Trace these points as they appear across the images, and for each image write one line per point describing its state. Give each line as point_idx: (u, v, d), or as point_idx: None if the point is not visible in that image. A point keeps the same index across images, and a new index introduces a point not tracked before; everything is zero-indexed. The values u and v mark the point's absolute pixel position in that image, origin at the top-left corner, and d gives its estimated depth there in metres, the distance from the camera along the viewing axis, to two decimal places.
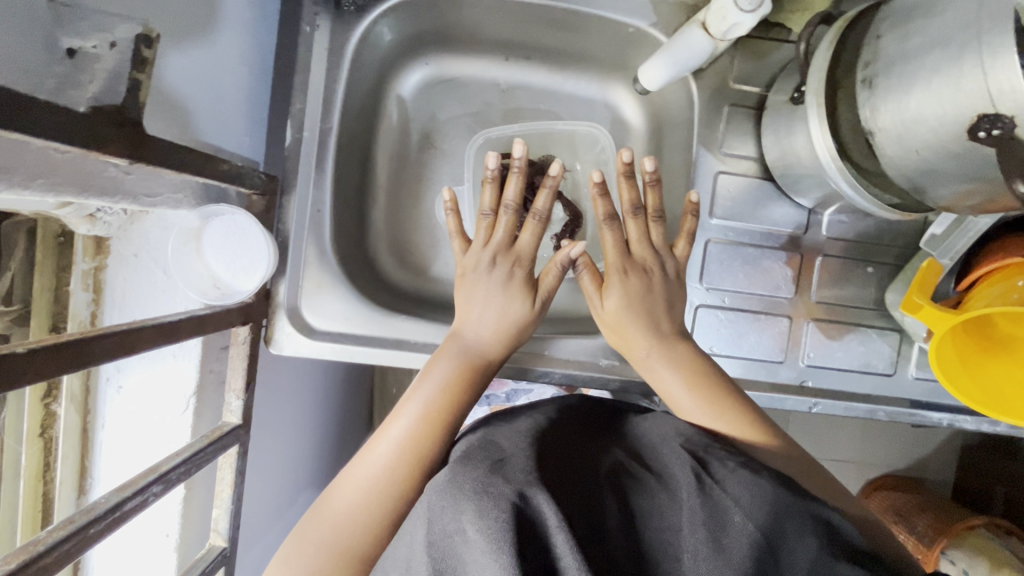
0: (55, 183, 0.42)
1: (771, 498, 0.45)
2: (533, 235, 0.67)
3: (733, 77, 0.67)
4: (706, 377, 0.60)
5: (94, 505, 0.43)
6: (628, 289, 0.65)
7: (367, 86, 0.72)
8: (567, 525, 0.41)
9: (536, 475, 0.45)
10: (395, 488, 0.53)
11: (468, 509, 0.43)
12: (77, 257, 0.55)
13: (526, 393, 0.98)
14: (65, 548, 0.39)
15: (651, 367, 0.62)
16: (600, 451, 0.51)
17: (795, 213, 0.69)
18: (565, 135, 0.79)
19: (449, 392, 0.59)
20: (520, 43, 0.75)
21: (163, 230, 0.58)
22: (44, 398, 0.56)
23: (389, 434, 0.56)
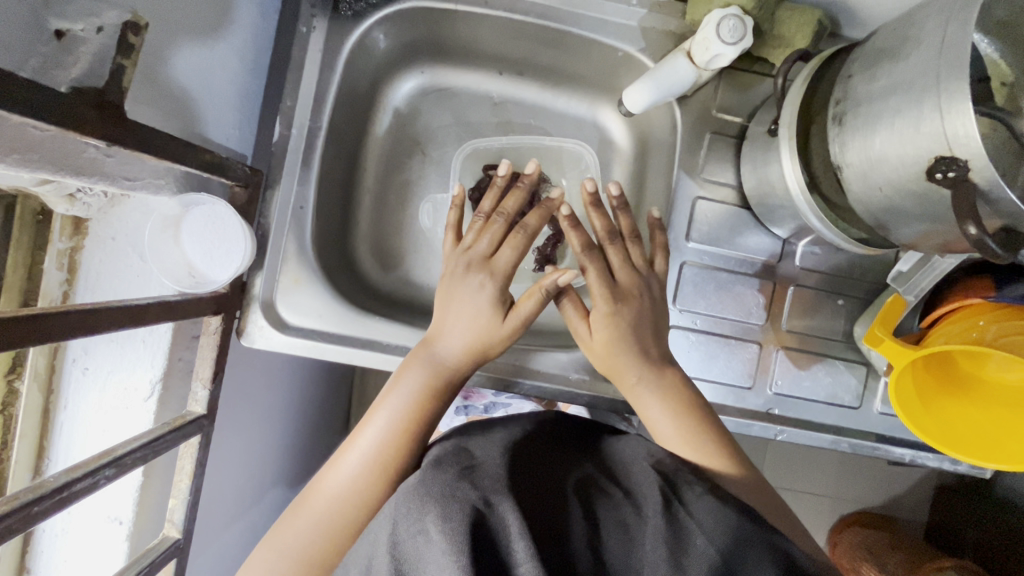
0: (32, 161, 0.42)
1: (733, 526, 0.45)
2: (513, 252, 0.65)
3: (716, 106, 0.69)
4: (691, 409, 0.60)
5: (42, 482, 0.43)
6: (618, 322, 0.62)
7: (360, 91, 0.74)
8: (528, 534, 0.41)
9: (504, 484, 0.46)
10: (363, 501, 0.54)
11: (434, 510, 0.43)
12: (54, 236, 0.56)
13: (505, 407, 0.98)
14: (6, 524, 0.39)
15: (637, 394, 0.61)
16: (567, 467, 0.51)
17: (769, 242, 0.70)
18: (552, 150, 0.82)
19: (416, 405, 0.59)
20: (513, 59, 0.77)
21: (143, 215, 0.59)
22: (8, 374, 0.56)
23: (360, 443, 0.57)
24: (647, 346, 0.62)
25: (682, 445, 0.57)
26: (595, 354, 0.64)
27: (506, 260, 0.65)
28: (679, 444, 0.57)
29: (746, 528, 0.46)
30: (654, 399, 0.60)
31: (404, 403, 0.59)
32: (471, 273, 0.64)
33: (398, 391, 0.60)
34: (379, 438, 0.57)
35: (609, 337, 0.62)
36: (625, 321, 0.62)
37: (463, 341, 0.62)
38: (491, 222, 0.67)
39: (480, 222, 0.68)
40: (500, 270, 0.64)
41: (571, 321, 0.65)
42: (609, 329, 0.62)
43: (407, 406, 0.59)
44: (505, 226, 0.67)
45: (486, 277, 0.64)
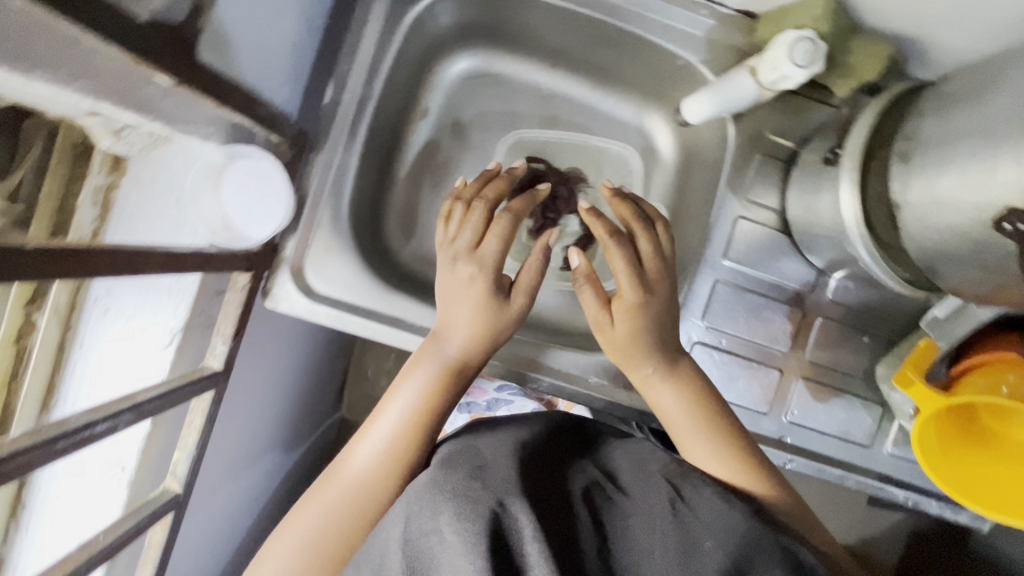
0: (95, 92, 0.41)
1: (746, 531, 0.45)
2: (498, 240, 0.61)
3: (770, 127, 0.68)
4: (706, 405, 0.60)
5: (64, 420, 0.42)
6: (640, 312, 0.60)
7: (413, 65, 0.73)
8: (541, 536, 0.41)
9: (517, 484, 0.45)
10: (375, 498, 0.54)
11: (450, 510, 0.43)
12: (92, 169, 0.50)
13: (507, 405, 0.98)
14: (30, 457, 0.38)
15: (649, 384, 0.62)
16: (577, 472, 0.51)
17: (804, 270, 0.70)
18: (596, 151, 0.81)
19: (427, 399, 0.58)
20: (568, 53, 0.76)
21: (184, 159, 0.57)
22: (28, 305, 0.49)
23: (371, 436, 0.57)
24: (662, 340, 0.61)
25: (700, 445, 0.58)
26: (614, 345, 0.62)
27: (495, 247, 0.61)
28: (697, 443, 0.58)
29: (760, 531, 0.45)
30: (666, 391, 0.61)
31: (415, 395, 0.58)
32: (464, 262, 0.61)
33: (409, 385, 0.59)
34: (393, 428, 0.57)
35: (629, 326, 0.60)
36: (647, 310, 0.60)
37: (468, 333, 0.61)
38: (473, 208, 0.63)
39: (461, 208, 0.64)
40: (488, 260, 0.60)
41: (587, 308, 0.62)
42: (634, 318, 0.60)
43: (418, 398, 0.58)
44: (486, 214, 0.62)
45: (476, 269, 0.60)
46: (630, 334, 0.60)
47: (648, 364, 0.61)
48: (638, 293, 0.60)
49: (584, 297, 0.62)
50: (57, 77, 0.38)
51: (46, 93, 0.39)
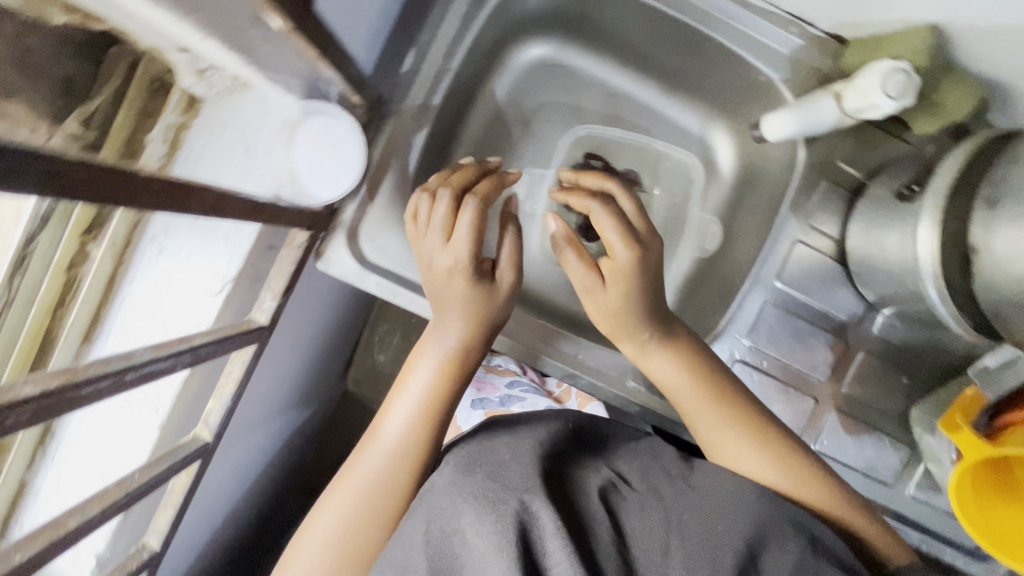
0: (205, 25, 0.41)
1: (761, 514, 0.48)
2: (470, 221, 0.59)
3: (840, 155, 0.68)
4: (701, 367, 0.61)
5: (132, 354, 0.40)
6: (630, 272, 0.59)
7: (490, 45, 0.72)
8: (563, 532, 0.43)
9: (536, 480, 0.46)
10: (393, 496, 0.55)
11: (478, 506, 0.45)
12: (167, 106, 0.49)
13: (520, 402, 0.97)
14: (107, 384, 0.37)
15: (645, 351, 0.61)
16: (589, 469, 0.51)
17: (854, 303, 0.69)
18: (657, 156, 0.81)
19: (433, 394, 0.60)
20: (643, 55, 0.76)
21: (260, 109, 0.56)
22: (85, 233, 0.49)
23: (382, 437, 0.58)
24: (654, 307, 0.61)
25: (709, 412, 0.58)
26: (610, 312, 0.61)
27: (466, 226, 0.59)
28: (709, 414, 0.58)
29: (773, 513, 0.48)
30: (660, 357, 0.61)
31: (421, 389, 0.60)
32: (441, 251, 0.59)
33: (414, 380, 0.60)
34: (403, 424, 0.58)
35: (625, 290, 0.59)
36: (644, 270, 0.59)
37: (463, 323, 0.61)
38: (440, 198, 0.61)
39: (427, 199, 0.62)
40: (463, 251, 0.59)
41: (581, 281, 0.61)
42: (624, 277, 0.59)
43: (424, 392, 0.60)
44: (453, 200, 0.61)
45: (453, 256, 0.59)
46: (621, 296, 0.59)
47: (642, 330, 0.60)
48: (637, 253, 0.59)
49: (579, 267, 0.60)
50: (176, 5, 0.38)
51: (152, 13, 0.39)
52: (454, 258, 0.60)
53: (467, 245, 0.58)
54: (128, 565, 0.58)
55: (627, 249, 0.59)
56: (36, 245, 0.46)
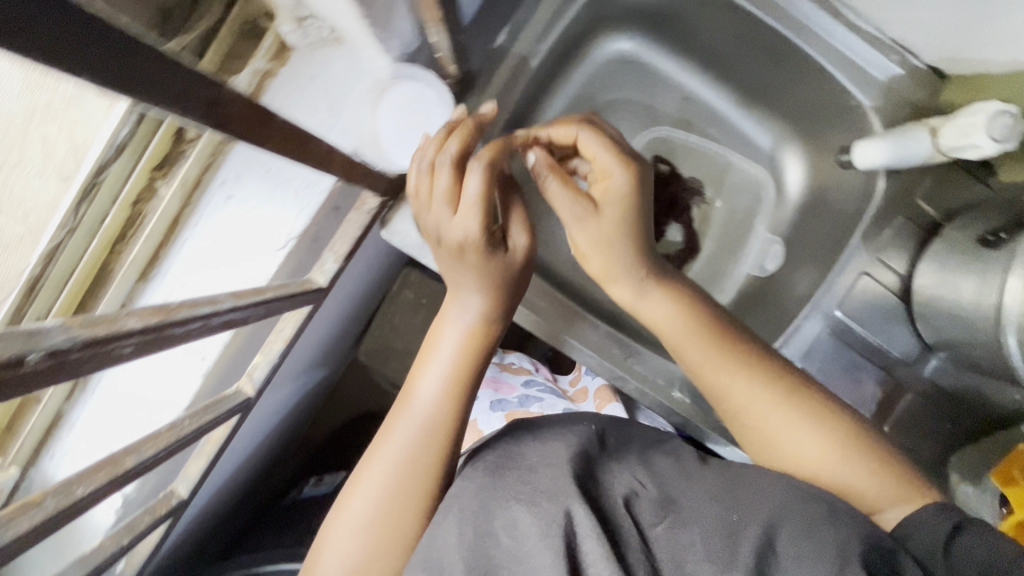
0: None
1: (778, 502, 0.46)
2: (480, 182, 0.54)
3: (919, 193, 0.67)
4: (694, 309, 0.60)
5: (215, 300, 0.39)
6: (624, 198, 0.58)
7: (578, 33, 0.71)
8: (599, 534, 0.43)
9: (571, 480, 0.47)
10: (423, 478, 0.54)
11: (519, 510, 0.45)
12: (256, 53, 0.44)
13: (538, 403, 0.95)
14: (192, 327, 0.34)
15: (640, 291, 0.61)
16: (614, 474, 0.50)
17: (910, 343, 0.68)
18: (722, 168, 0.81)
19: (458, 369, 0.58)
20: (726, 65, 0.75)
21: (350, 67, 0.51)
22: (154, 170, 0.46)
23: (407, 417, 0.56)
24: (644, 237, 0.61)
25: (707, 360, 0.58)
26: (610, 250, 0.60)
27: (474, 189, 0.54)
28: (711, 367, 0.57)
29: (791, 502, 0.45)
30: (653, 298, 0.61)
31: (445, 365, 0.58)
32: (451, 224, 0.55)
33: (438, 357, 0.59)
34: (428, 403, 0.56)
35: (623, 220, 0.58)
36: (637, 191, 0.58)
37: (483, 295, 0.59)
38: (440, 169, 0.55)
39: (425, 174, 0.56)
40: (477, 222, 0.54)
41: (583, 225, 0.59)
42: (620, 203, 0.58)
43: (449, 367, 0.58)
44: (455, 166, 0.55)
45: (465, 227, 0.55)
46: (618, 224, 0.58)
47: (636, 267, 0.60)
48: (631, 177, 0.57)
49: (582, 209, 0.58)
50: None
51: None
52: (464, 235, 0.55)
53: (479, 206, 0.54)
54: (157, 510, 0.57)
55: (619, 173, 0.57)
56: (105, 175, 0.43)
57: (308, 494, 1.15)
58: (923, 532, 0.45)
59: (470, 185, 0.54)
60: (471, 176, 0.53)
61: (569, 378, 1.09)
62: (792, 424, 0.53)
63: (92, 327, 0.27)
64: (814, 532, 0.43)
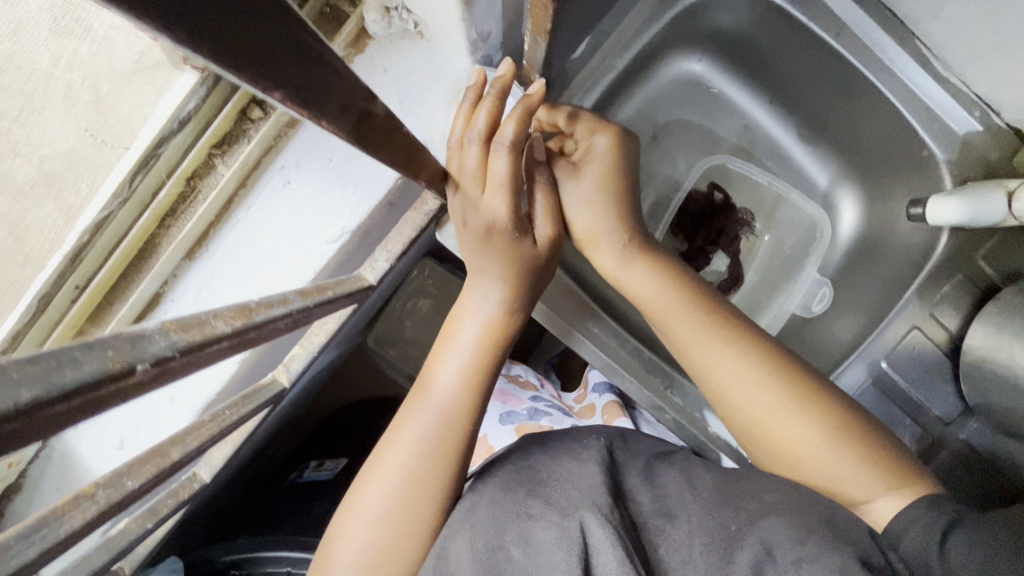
0: None
1: (777, 513, 0.44)
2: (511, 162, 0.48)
3: (982, 252, 0.65)
4: (674, 278, 0.58)
5: (286, 299, 0.37)
6: (607, 162, 0.59)
7: (653, 50, 0.69)
8: (614, 541, 0.42)
9: (595, 497, 0.46)
10: (439, 472, 0.51)
11: (537, 526, 0.45)
12: (336, 38, 0.49)
13: (547, 417, 0.92)
14: (264, 333, 0.32)
15: (624, 263, 0.59)
16: (629, 484, 0.50)
17: (952, 403, 0.67)
18: (773, 202, 0.79)
19: (478, 360, 0.54)
20: (793, 97, 0.73)
21: (425, 63, 0.52)
22: (215, 147, 0.51)
23: (423, 408, 0.53)
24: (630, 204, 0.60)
25: (699, 349, 0.55)
26: (600, 212, 0.58)
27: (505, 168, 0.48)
28: (710, 358, 0.54)
29: (793, 515, 0.44)
30: (638, 270, 0.58)
31: (466, 355, 0.54)
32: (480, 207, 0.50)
33: (457, 345, 0.55)
34: (447, 395, 0.53)
35: (610, 179, 0.59)
36: (619, 153, 0.60)
37: (505, 281, 0.54)
38: (467, 146, 0.49)
39: (455, 151, 0.51)
40: (507, 204, 0.50)
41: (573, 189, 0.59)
42: (604, 164, 0.59)
43: (469, 358, 0.54)
44: (483, 144, 0.49)
45: (495, 210, 0.50)
46: (608, 188, 0.59)
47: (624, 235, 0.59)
48: (612, 139, 0.60)
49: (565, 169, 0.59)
50: None
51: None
52: (491, 217, 0.51)
53: (512, 187, 0.49)
54: (180, 494, 0.55)
55: (601, 135, 0.59)
56: (167, 148, 0.49)
57: (307, 478, 1.09)
58: (914, 533, 0.44)
59: (502, 164, 0.48)
60: (506, 154, 0.48)
61: (575, 395, 1.06)
62: (784, 412, 0.51)
63: (190, 333, 0.25)
64: (812, 540, 0.41)
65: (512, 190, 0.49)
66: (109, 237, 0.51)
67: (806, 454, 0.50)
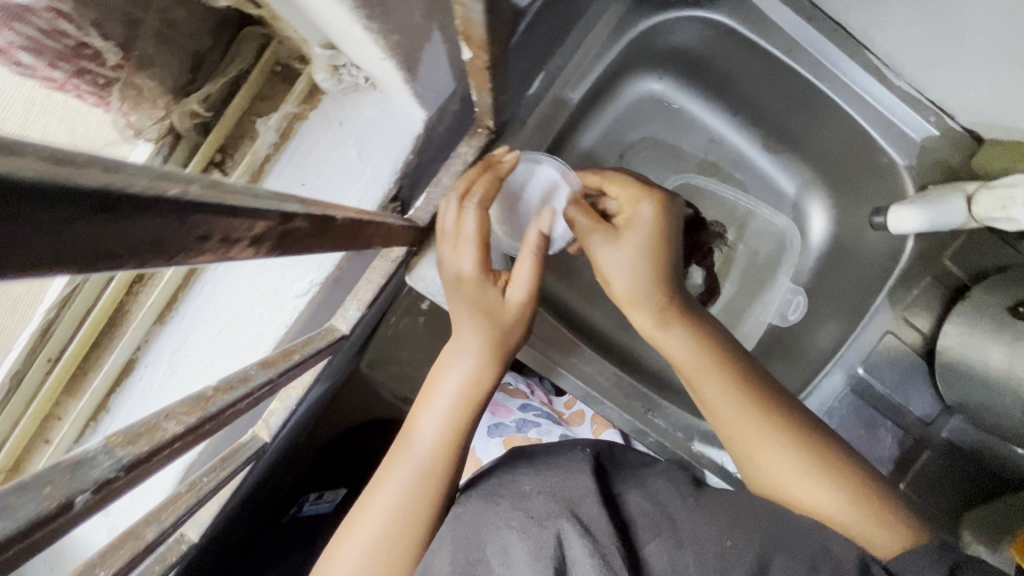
0: (395, 48, 0.39)
1: (757, 530, 0.46)
2: (474, 223, 0.53)
3: (949, 253, 0.66)
4: (712, 338, 0.57)
5: (247, 375, 0.37)
6: (649, 230, 0.58)
7: (612, 75, 0.69)
8: (593, 549, 0.44)
9: (568, 505, 0.48)
10: (417, 524, 0.51)
11: (512, 534, 0.46)
12: (289, 97, 0.50)
13: (535, 426, 0.92)
14: (222, 418, 0.33)
15: (661, 324, 0.57)
16: (625, 492, 0.52)
17: (931, 404, 0.68)
18: (744, 214, 0.80)
19: (457, 412, 0.54)
20: (755, 109, 0.74)
21: (381, 113, 0.52)
22: None
23: (405, 459, 0.53)
24: (672, 267, 0.59)
25: (722, 397, 0.55)
26: (638, 274, 0.56)
27: (468, 225, 0.53)
28: (730, 403, 0.54)
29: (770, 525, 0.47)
30: (673, 331, 0.57)
31: (445, 408, 0.54)
32: (450, 259, 0.54)
33: (436, 398, 0.54)
34: (425, 449, 0.53)
35: (651, 246, 0.57)
36: (662, 219, 0.58)
37: (489, 336, 0.54)
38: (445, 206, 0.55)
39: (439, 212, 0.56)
40: (472, 260, 0.53)
41: (607, 251, 0.58)
42: (646, 232, 0.58)
43: (449, 411, 0.54)
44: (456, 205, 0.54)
45: (462, 264, 0.54)
46: (649, 253, 0.57)
47: (660, 298, 0.57)
48: (656, 207, 0.58)
49: (603, 231, 0.58)
50: (379, 30, 0.35)
51: (357, 40, 0.37)
52: (461, 272, 0.54)
53: (472, 241, 0.53)
54: (169, 558, 0.55)
55: (645, 203, 0.59)
56: None
57: (309, 512, 1.09)
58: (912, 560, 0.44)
59: (465, 222, 0.53)
60: (466, 215, 0.53)
61: (564, 400, 1.06)
62: (788, 459, 0.52)
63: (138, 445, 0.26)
64: None
65: (473, 246, 0.53)
66: (78, 310, 0.51)
67: (810, 499, 0.50)
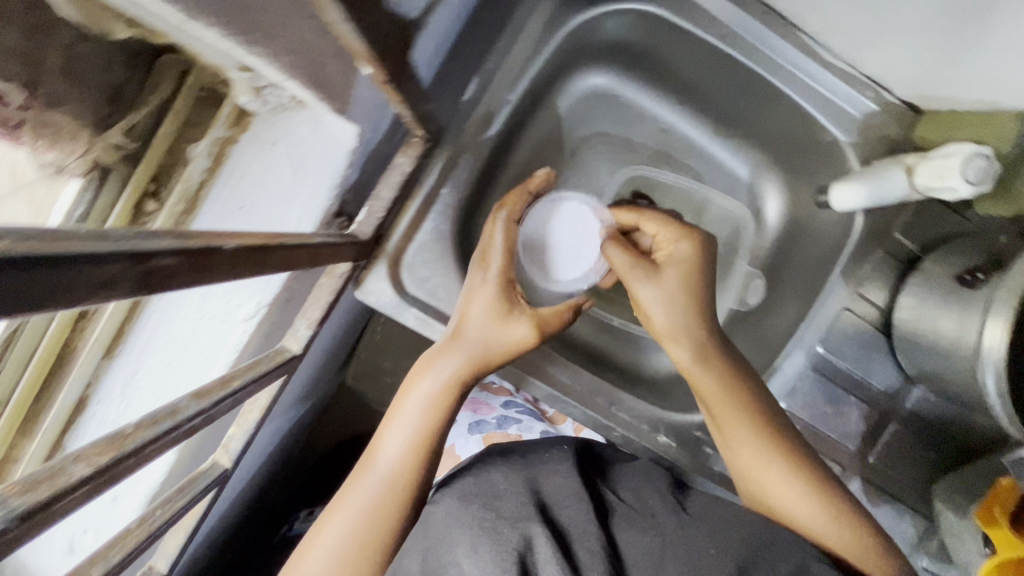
0: None
1: (732, 534, 0.50)
2: (502, 236, 0.58)
3: (897, 225, 0.67)
4: (741, 368, 0.59)
5: (176, 408, 0.37)
6: (689, 274, 0.59)
7: (551, 74, 0.69)
8: (558, 554, 0.45)
9: (536, 508, 0.49)
10: (384, 533, 0.49)
11: (479, 535, 0.47)
12: (215, 121, 0.49)
13: (516, 423, 0.92)
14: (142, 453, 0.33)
15: (698, 355, 0.58)
16: (604, 493, 0.55)
17: (892, 376, 0.68)
18: (701, 201, 0.79)
19: (432, 414, 0.52)
20: (701, 95, 0.73)
21: (311, 131, 0.49)
22: None
23: (377, 466, 0.51)
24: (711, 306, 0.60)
25: (735, 405, 0.57)
26: (674, 312, 0.58)
27: (499, 238, 0.58)
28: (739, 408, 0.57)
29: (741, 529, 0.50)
30: (708, 365, 0.58)
31: (420, 409, 0.52)
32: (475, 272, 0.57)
33: (411, 401, 0.52)
34: (396, 455, 0.51)
35: (686, 285, 0.58)
36: (700, 262, 0.59)
37: (478, 347, 0.53)
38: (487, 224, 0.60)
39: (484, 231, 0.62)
40: (496, 272, 0.56)
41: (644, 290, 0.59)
42: (683, 274, 0.59)
43: (424, 412, 0.52)
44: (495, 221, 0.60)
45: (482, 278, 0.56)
46: (685, 293, 0.58)
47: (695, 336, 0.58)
48: (694, 248, 0.59)
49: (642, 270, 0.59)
50: None
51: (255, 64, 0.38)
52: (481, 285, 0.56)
53: (498, 252, 0.57)
54: None
55: (684, 243, 0.60)
56: None
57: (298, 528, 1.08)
58: None
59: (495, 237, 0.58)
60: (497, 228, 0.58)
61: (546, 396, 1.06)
62: (779, 468, 0.56)
63: None
64: None
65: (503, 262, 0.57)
66: (22, 350, 0.51)
67: (792, 503, 0.54)
